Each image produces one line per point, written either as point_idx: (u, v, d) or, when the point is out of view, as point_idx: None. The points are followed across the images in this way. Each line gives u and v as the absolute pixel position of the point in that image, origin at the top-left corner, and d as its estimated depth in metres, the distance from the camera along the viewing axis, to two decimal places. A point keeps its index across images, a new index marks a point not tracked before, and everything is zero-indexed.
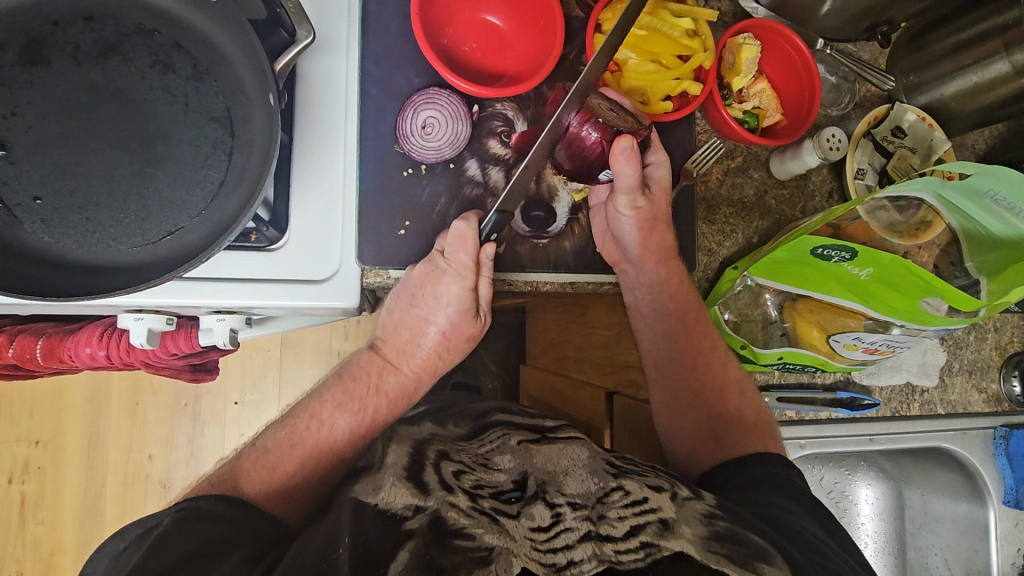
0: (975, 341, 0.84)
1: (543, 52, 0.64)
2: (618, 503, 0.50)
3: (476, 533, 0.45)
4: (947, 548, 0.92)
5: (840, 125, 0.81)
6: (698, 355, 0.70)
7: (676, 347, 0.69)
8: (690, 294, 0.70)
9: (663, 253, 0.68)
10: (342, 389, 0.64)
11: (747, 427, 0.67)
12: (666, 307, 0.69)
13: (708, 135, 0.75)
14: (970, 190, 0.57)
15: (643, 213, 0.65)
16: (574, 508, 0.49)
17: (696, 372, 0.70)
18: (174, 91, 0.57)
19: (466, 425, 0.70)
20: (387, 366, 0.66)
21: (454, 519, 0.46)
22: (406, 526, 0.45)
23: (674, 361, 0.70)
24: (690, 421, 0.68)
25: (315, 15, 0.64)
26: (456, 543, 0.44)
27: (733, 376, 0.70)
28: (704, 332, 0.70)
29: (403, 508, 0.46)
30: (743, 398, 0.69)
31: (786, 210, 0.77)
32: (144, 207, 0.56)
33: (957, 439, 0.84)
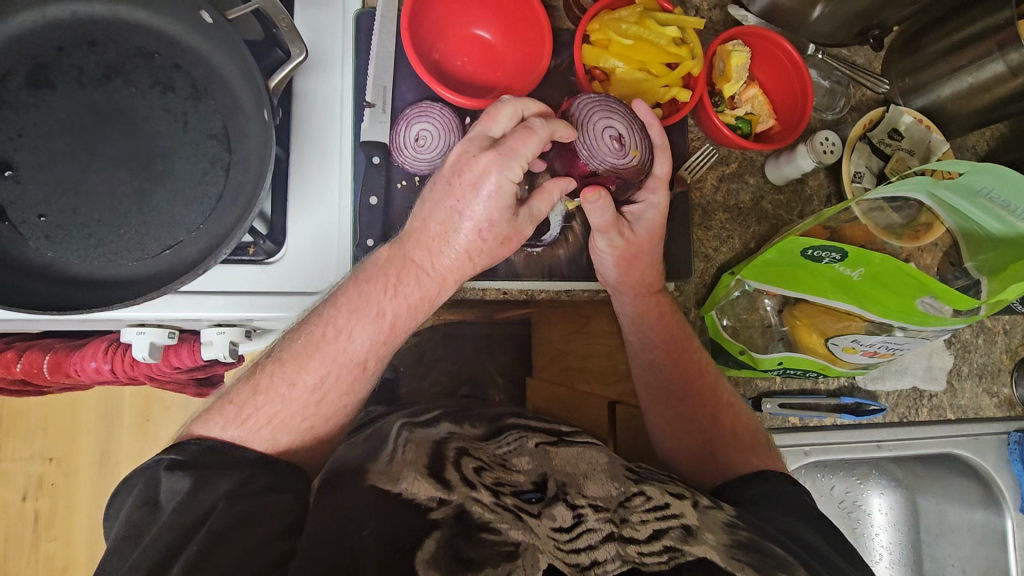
0: (984, 345, 0.82)
1: (531, 63, 0.67)
2: (641, 507, 0.48)
3: (502, 527, 0.44)
4: (964, 559, 0.89)
5: (836, 129, 0.81)
6: (689, 381, 0.69)
7: (666, 373, 0.69)
8: (672, 323, 0.69)
9: (643, 290, 0.68)
10: (300, 358, 0.56)
11: (742, 446, 0.66)
12: (652, 340, 0.69)
13: (700, 142, 0.75)
14: (964, 188, 0.56)
15: (622, 249, 0.65)
16: (596, 510, 0.47)
17: (691, 394, 0.69)
18: (173, 110, 0.59)
19: (484, 426, 0.61)
20: (369, 317, 0.56)
21: (480, 513, 0.45)
22: (431, 517, 0.44)
23: (668, 389, 0.69)
24: (685, 448, 0.67)
25: (310, 35, 0.65)
26: (483, 536, 0.43)
27: (726, 400, 0.69)
28: (694, 359, 0.70)
29: (426, 498, 0.45)
30: (736, 418, 0.68)
31: (783, 214, 0.77)
32: (145, 223, 0.57)
33: (969, 445, 0.82)
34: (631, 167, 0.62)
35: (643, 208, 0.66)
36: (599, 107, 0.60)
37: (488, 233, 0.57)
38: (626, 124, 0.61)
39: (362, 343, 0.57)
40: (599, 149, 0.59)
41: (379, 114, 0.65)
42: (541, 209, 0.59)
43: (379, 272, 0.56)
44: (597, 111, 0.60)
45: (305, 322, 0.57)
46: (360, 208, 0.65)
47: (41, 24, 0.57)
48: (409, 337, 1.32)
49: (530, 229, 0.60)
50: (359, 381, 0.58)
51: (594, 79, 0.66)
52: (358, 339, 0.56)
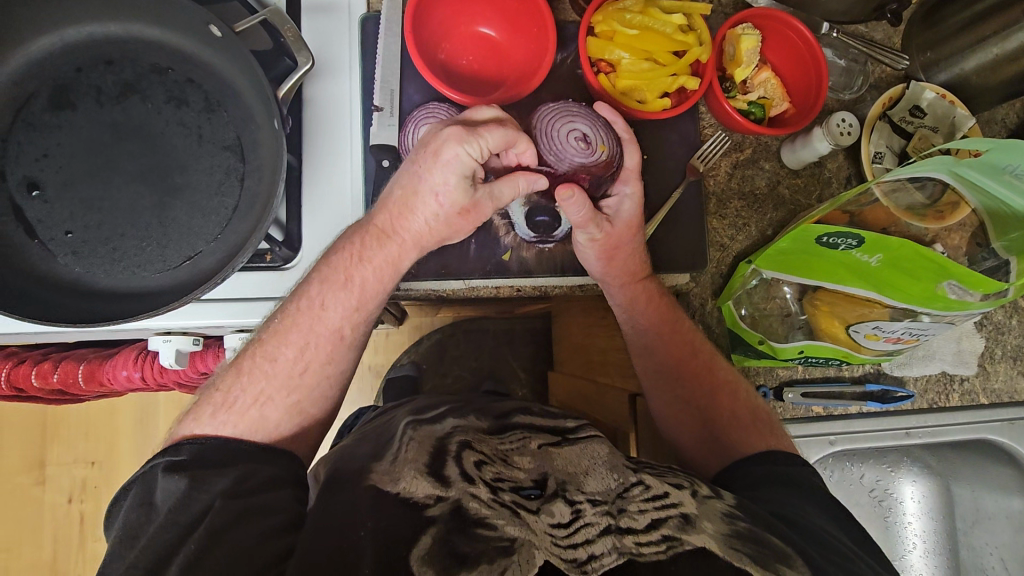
0: (1019, 326, 0.80)
1: (536, 59, 0.66)
2: (639, 497, 0.48)
3: (498, 523, 0.44)
4: (1002, 547, 0.88)
5: (854, 109, 0.79)
6: (688, 363, 0.68)
7: (663, 355, 0.68)
8: (666, 309, 0.70)
9: (631, 277, 0.68)
10: (278, 333, 0.59)
11: (745, 426, 0.65)
12: (643, 324, 0.69)
13: (713, 129, 0.74)
14: (987, 165, 0.54)
15: (603, 242, 0.64)
16: (595, 504, 0.47)
17: (689, 380, 0.68)
18: (188, 123, 0.60)
19: (489, 420, 0.60)
20: (343, 286, 0.60)
21: (477, 509, 0.45)
22: (427, 513, 0.45)
23: (665, 372, 0.68)
24: (689, 430, 0.67)
25: (317, 42, 0.66)
26: (478, 531, 0.44)
27: (722, 377, 0.69)
28: (688, 343, 0.69)
29: (424, 496, 0.46)
30: (735, 399, 0.67)
31: (802, 199, 0.75)
32: (165, 235, 0.59)
33: (1004, 430, 0.79)
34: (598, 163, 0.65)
35: (619, 200, 0.65)
36: (562, 114, 0.65)
37: (446, 200, 0.58)
38: (591, 125, 0.64)
39: (336, 312, 0.60)
40: (566, 151, 0.64)
41: (387, 117, 0.66)
42: (505, 194, 0.60)
43: (346, 243, 0.60)
44: (560, 116, 0.65)
45: (284, 304, 0.61)
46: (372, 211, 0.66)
47: (60, 46, 0.60)
48: (431, 334, 1.34)
49: (491, 207, 0.61)
50: (338, 351, 0.61)
51: (600, 71, 0.65)
52: (330, 311, 0.60)
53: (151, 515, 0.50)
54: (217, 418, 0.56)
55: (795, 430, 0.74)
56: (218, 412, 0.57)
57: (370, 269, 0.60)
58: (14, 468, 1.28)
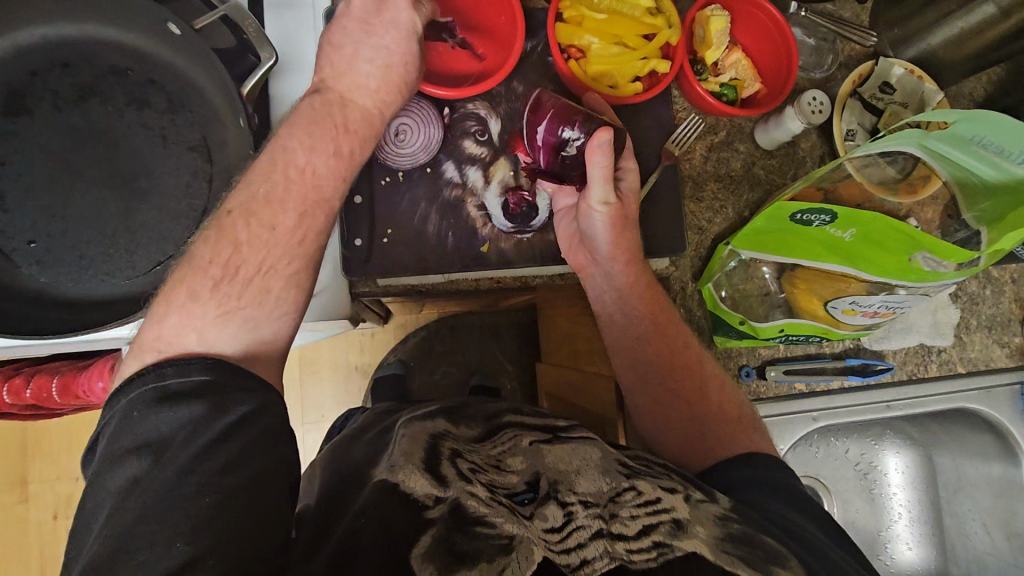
0: (992, 296, 0.82)
1: (506, 46, 0.65)
2: (631, 502, 0.47)
3: (497, 521, 0.43)
4: (984, 513, 0.89)
5: (825, 87, 0.79)
6: (674, 355, 0.66)
7: (648, 346, 0.65)
8: (654, 293, 0.67)
9: (631, 255, 0.66)
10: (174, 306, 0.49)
11: (728, 421, 0.63)
12: (633, 308, 0.66)
13: (687, 113, 0.74)
14: (955, 138, 0.54)
15: (614, 209, 0.63)
16: (587, 506, 0.46)
17: (670, 380, 0.65)
18: (151, 125, 0.59)
19: (480, 426, 0.58)
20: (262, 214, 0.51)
21: (476, 507, 0.44)
22: (427, 515, 0.43)
23: (650, 365, 0.65)
24: (672, 424, 0.64)
25: (283, 38, 0.65)
26: (477, 530, 0.42)
27: (709, 371, 0.67)
28: (675, 332, 0.66)
29: (423, 495, 0.44)
30: (722, 391, 0.65)
31: (776, 179, 0.76)
32: (132, 240, 0.58)
33: (980, 398, 0.80)
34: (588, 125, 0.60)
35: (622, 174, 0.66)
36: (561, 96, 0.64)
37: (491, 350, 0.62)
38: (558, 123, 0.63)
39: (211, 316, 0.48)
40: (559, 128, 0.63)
41: None
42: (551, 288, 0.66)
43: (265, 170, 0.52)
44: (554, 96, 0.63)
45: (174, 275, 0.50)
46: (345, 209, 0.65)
47: (11, 50, 0.57)
48: (416, 332, 1.33)
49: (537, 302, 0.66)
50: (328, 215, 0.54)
51: (571, 57, 0.65)
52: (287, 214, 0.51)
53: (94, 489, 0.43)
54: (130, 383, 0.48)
55: (778, 409, 0.74)
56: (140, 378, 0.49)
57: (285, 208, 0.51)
58: None
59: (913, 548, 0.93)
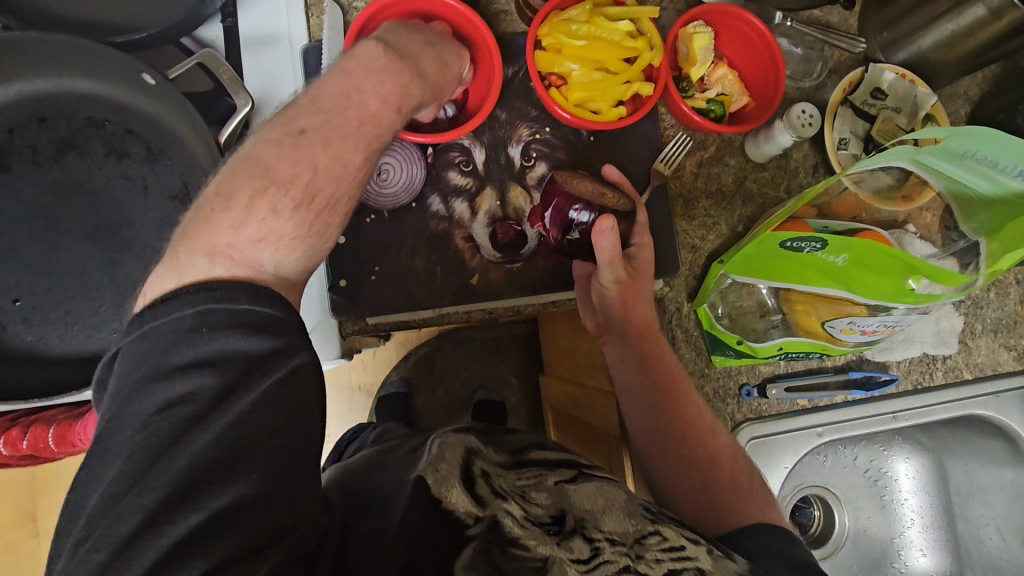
0: (996, 299, 0.80)
1: (486, 78, 0.65)
2: (657, 546, 0.46)
3: (530, 543, 0.42)
4: (999, 518, 0.88)
5: (815, 96, 0.78)
6: (687, 425, 0.64)
7: (659, 415, 0.64)
8: (671, 365, 0.66)
9: (642, 329, 0.66)
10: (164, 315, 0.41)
11: (741, 491, 0.62)
12: (647, 378, 0.65)
13: (674, 130, 0.73)
14: (949, 152, 0.52)
15: (625, 287, 0.64)
16: (613, 543, 0.45)
17: (683, 450, 0.64)
18: (131, 175, 0.58)
19: (505, 456, 0.58)
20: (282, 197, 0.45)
21: (511, 527, 0.43)
22: (467, 532, 0.43)
23: (661, 433, 0.65)
24: (685, 488, 0.63)
25: (262, 77, 0.65)
26: (515, 551, 0.41)
27: (722, 441, 0.65)
28: (688, 404, 0.65)
29: (464, 513, 0.44)
30: (735, 462, 0.64)
31: (769, 192, 0.75)
32: (118, 293, 0.57)
33: (990, 404, 0.79)
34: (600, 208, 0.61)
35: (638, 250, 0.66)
36: (577, 177, 0.65)
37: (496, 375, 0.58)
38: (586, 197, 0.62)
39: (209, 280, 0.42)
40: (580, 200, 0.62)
41: None
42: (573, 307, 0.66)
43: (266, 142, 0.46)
44: (569, 177, 0.64)
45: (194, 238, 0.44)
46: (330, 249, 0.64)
47: None
48: (418, 349, 1.33)
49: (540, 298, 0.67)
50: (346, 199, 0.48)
51: (553, 85, 0.64)
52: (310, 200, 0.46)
53: None
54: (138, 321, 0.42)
55: (780, 427, 0.73)
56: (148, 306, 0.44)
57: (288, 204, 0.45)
58: (8, 523, 1.26)
59: (927, 554, 0.91)
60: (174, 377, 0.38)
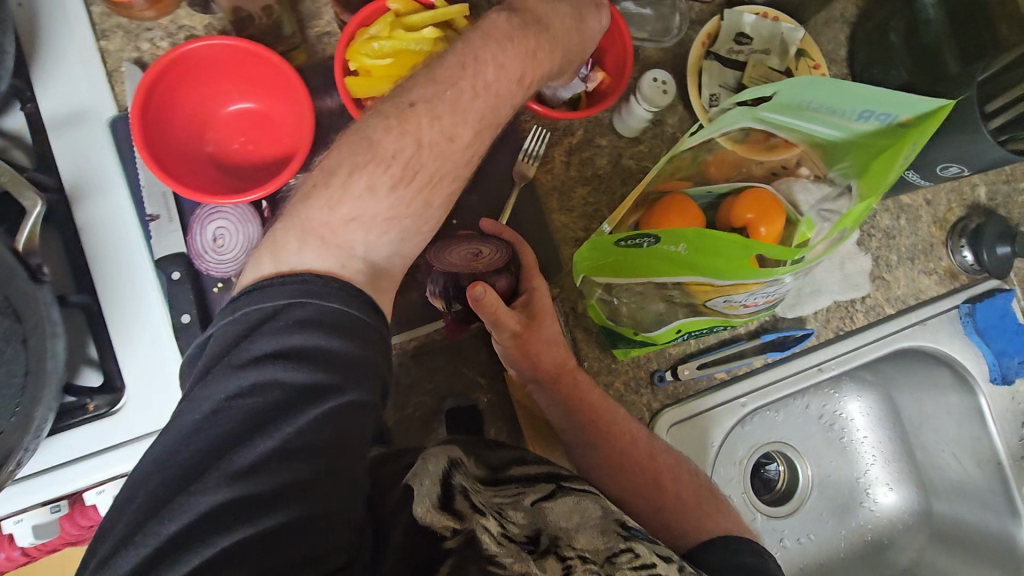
0: (908, 226, 0.78)
1: (300, 109, 0.58)
2: (627, 565, 0.42)
3: (509, 563, 0.34)
4: (953, 443, 0.86)
5: (680, 54, 0.74)
6: (623, 454, 0.61)
7: (596, 451, 0.62)
8: (595, 394, 0.63)
9: (561, 371, 0.62)
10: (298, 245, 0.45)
11: (692, 511, 0.59)
12: (575, 416, 0.62)
13: (533, 123, 0.69)
14: (787, 106, 0.50)
15: (529, 337, 0.59)
16: (586, 561, 0.41)
17: (624, 482, 0.61)
18: None
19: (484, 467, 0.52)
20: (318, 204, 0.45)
21: (490, 544, 0.34)
22: (446, 546, 0.35)
23: (603, 468, 0.61)
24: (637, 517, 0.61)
25: (72, 161, 0.60)
26: (491, 574, 0.34)
27: (663, 461, 0.62)
28: (620, 434, 0.62)
29: (440, 527, 0.35)
30: (679, 481, 0.61)
31: (647, 165, 0.71)
32: None
33: (916, 333, 0.77)
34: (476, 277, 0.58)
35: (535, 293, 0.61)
36: (450, 245, 0.58)
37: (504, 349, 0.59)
38: (467, 247, 0.59)
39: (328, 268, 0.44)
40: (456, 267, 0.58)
41: (166, 224, 0.60)
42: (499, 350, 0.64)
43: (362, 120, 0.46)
44: (444, 245, 0.58)
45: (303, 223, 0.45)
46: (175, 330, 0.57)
47: None
48: None
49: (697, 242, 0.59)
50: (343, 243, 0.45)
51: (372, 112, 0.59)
52: (342, 212, 0.45)
53: None
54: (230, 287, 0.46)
55: (701, 406, 0.70)
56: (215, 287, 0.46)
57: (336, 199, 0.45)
58: None
59: (892, 488, 0.90)
60: (251, 368, 0.38)
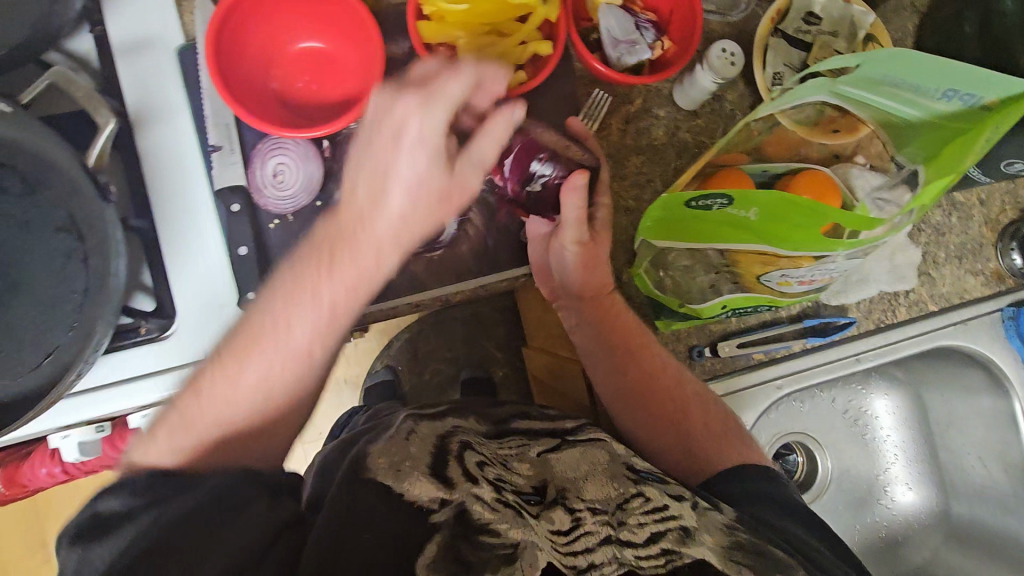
0: (959, 224, 0.77)
1: (370, 56, 0.58)
2: (640, 509, 0.49)
3: (502, 528, 0.43)
4: (981, 446, 0.85)
5: (746, 29, 0.72)
6: (653, 379, 0.64)
7: (627, 375, 0.64)
8: (630, 323, 0.66)
9: (600, 294, 0.65)
10: (243, 351, 0.46)
11: (714, 436, 0.63)
12: (610, 341, 0.65)
13: (593, 87, 0.68)
14: (867, 79, 0.48)
15: (587, 250, 0.61)
16: (595, 513, 0.48)
17: (653, 407, 0.64)
18: (11, 211, 0.55)
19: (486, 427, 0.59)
20: (292, 300, 0.46)
21: (480, 513, 0.44)
22: (434, 520, 0.43)
23: (631, 395, 0.64)
24: (663, 442, 0.64)
25: (137, 87, 0.60)
26: (483, 539, 0.42)
27: (691, 389, 0.65)
28: (651, 360, 0.65)
29: (428, 500, 0.43)
30: (705, 410, 0.64)
31: (703, 140, 0.71)
32: (16, 336, 0.55)
33: (957, 332, 0.76)
34: (562, 170, 0.57)
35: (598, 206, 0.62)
36: (541, 125, 0.58)
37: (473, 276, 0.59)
38: (561, 138, 0.59)
39: (304, 331, 0.46)
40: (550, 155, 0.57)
41: (227, 155, 0.59)
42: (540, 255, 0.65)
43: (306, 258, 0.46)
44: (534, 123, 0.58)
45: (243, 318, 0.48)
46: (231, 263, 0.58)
47: None
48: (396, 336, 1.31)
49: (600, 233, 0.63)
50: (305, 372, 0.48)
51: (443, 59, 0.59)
52: (246, 377, 0.46)
53: None
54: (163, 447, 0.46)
55: (736, 384, 0.71)
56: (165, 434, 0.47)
57: (337, 283, 0.46)
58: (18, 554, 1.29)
59: (912, 488, 0.90)
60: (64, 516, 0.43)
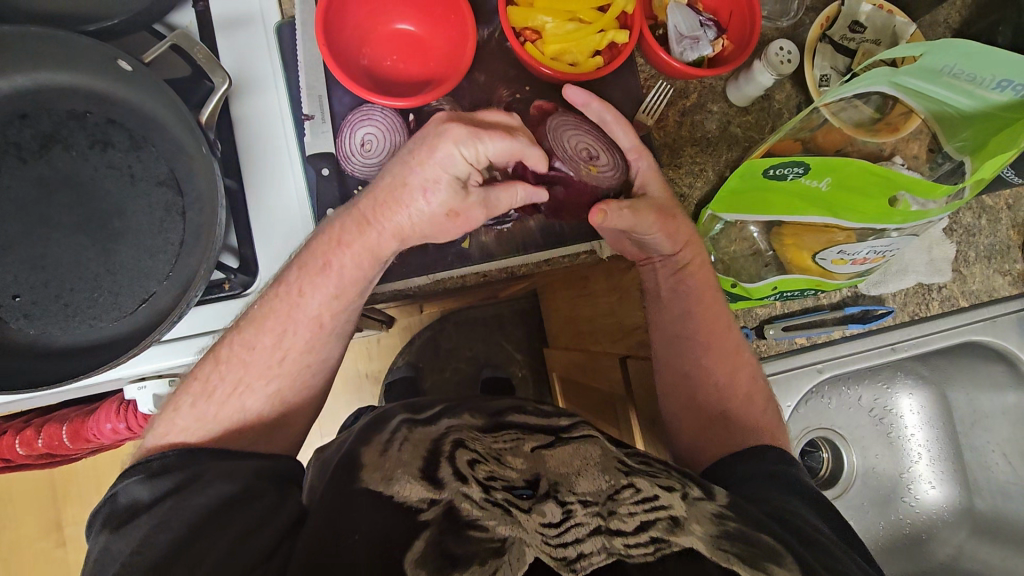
0: (988, 226, 0.80)
1: (460, 38, 0.65)
2: (629, 499, 0.46)
3: (490, 524, 0.43)
4: (1004, 442, 0.89)
5: (794, 35, 0.77)
6: (711, 335, 0.66)
7: (693, 324, 0.66)
8: (709, 276, 0.67)
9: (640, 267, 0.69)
10: (256, 320, 0.58)
11: (752, 413, 0.64)
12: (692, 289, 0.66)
13: (654, 81, 0.73)
14: (925, 69, 0.53)
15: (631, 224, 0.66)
16: (586, 505, 0.45)
17: (711, 364, 0.65)
18: (117, 165, 0.58)
19: (483, 417, 0.57)
20: (321, 272, 0.58)
21: (468, 511, 0.44)
22: (421, 518, 0.44)
23: (691, 346, 0.66)
24: (695, 410, 0.65)
25: (235, 58, 0.65)
26: (470, 533, 0.42)
27: (742, 358, 0.66)
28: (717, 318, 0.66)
29: (418, 500, 0.45)
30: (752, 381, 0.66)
31: (754, 135, 0.75)
32: (115, 282, 0.58)
33: (986, 329, 0.80)
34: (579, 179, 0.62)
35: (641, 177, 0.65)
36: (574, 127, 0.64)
37: (434, 199, 0.56)
38: (590, 140, 0.64)
39: (316, 300, 0.58)
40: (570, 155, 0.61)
41: (319, 124, 0.64)
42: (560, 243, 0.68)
43: (327, 231, 0.58)
44: (563, 127, 0.63)
45: (265, 291, 0.59)
46: (318, 222, 0.64)
47: None
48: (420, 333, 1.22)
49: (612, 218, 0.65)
50: (318, 341, 0.59)
51: (527, 40, 0.65)
52: (261, 344, 0.57)
53: (107, 539, 0.47)
54: (195, 409, 0.55)
55: (782, 365, 0.74)
56: (194, 400, 0.55)
57: (348, 256, 0.58)
58: (34, 532, 1.28)
59: (935, 485, 0.92)
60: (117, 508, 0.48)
